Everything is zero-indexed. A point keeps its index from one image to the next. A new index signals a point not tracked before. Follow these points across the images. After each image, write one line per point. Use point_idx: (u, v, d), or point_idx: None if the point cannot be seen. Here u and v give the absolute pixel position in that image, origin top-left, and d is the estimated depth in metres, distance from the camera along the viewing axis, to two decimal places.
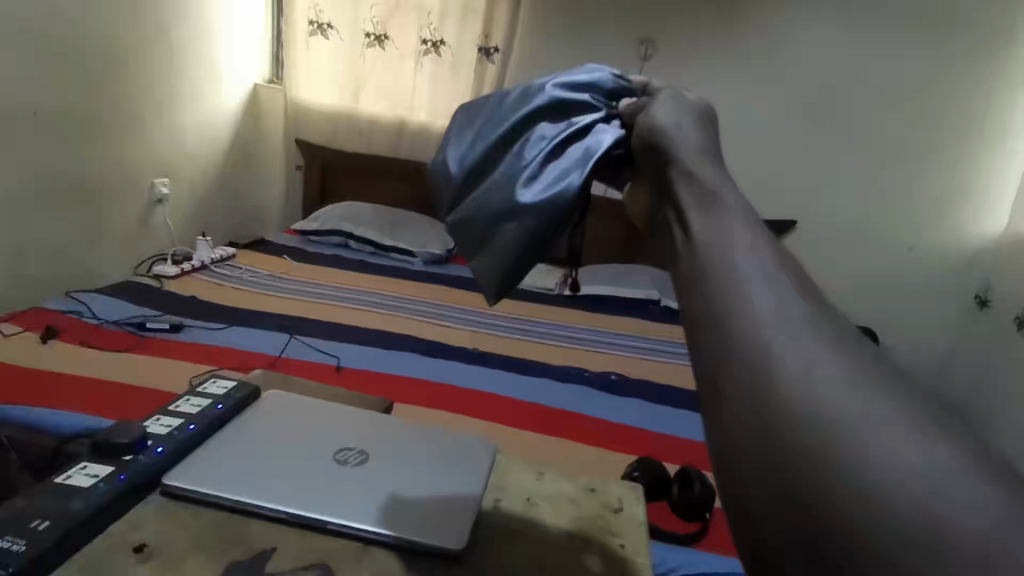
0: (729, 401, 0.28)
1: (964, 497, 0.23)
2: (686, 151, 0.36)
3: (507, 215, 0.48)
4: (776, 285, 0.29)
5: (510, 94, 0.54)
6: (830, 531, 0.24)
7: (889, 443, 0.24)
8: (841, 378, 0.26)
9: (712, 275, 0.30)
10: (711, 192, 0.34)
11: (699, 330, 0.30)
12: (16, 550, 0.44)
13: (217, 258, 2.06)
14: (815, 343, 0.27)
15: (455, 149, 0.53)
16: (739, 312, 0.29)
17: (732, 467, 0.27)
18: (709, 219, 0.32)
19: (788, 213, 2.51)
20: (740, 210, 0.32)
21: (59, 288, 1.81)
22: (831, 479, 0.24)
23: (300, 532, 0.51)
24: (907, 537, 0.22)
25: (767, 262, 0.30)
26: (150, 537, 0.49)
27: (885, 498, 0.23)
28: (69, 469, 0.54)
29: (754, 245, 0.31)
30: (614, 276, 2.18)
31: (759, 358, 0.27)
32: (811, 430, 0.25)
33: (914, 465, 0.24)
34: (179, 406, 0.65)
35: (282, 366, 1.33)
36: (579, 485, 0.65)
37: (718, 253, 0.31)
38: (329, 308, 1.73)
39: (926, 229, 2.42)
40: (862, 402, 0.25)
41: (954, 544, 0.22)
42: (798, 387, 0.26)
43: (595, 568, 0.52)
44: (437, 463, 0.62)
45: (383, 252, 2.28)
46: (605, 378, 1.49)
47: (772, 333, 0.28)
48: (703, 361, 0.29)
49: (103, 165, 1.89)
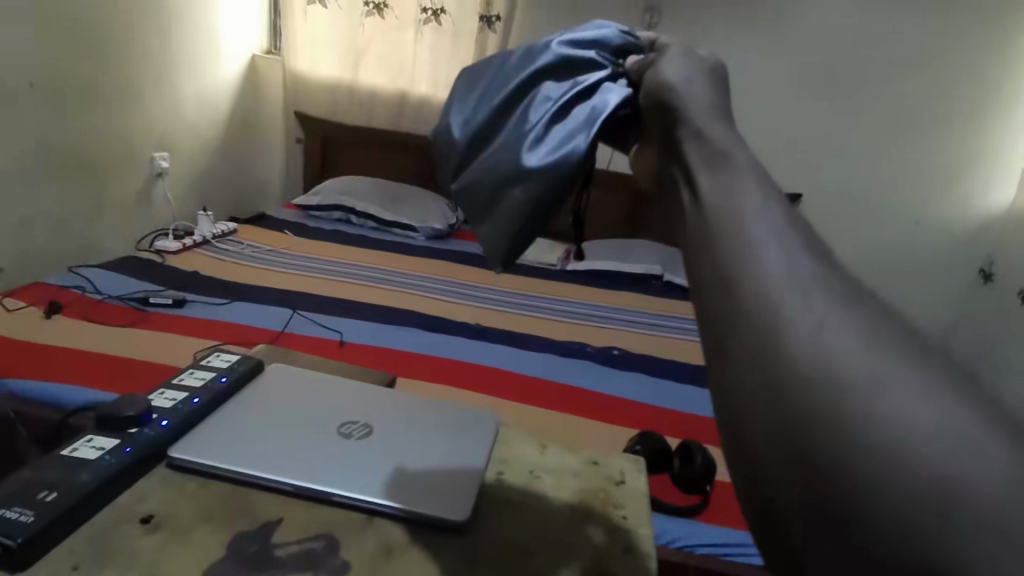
0: (736, 365, 0.27)
1: (977, 460, 0.23)
2: (696, 110, 0.35)
3: (512, 180, 0.48)
4: (788, 246, 0.29)
5: (514, 55, 0.53)
6: (839, 493, 0.24)
7: (901, 406, 0.24)
8: (852, 339, 0.26)
9: (722, 235, 0.30)
10: (720, 151, 0.33)
11: (708, 293, 0.29)
12: (24, 521, 0.44)
13: (218, 233, 2.05)
14: (827, 302, 0.27)
15: (459, 113, 0.52)
16: (749, 275, 0.28)
17: (740, 429, 0.27)
18: (719, 178, 0.32)
19: (794, 186, 2.48)
20: (752, 169, 0.32)
21: (61, 262, 1.81)
22: (842, 442, 0.24)
23: (305, 504, 0.52)
24: (917, 498, 0.23)
25: (777, 222, 0.30)
26: (157, 508, 0.49)
27: (898, 461, 0.23)
28: (75, 441, 0.54)
29: (764, 204, 0.30)
30: (617, 250, 2.17)
31: (768, 318, 0.27)
32: (822, 392, 0.25)
33: (925, 426, 0.24)
34: (183, 379, 0.65)
35: (285, 341, 1.33)
36: (581, 458, 0.65)
37: (728, 212, 0.30)
38: (332, 284, 1.72)
39: (933, 204, 2.40)
40: (873, 365, 0.25)
41: (966, 508, 0.22)
42: (807, 348, 0.26)
43: (597, 538, 0.53)
44: (445, 433, 0.62)
45: (384, 227, 2.27)
46: (608, 353, 1.50)
47: (783, 296, 0.27)
48: (712, 325, 0.29)
49: (104, 138, 1.88)
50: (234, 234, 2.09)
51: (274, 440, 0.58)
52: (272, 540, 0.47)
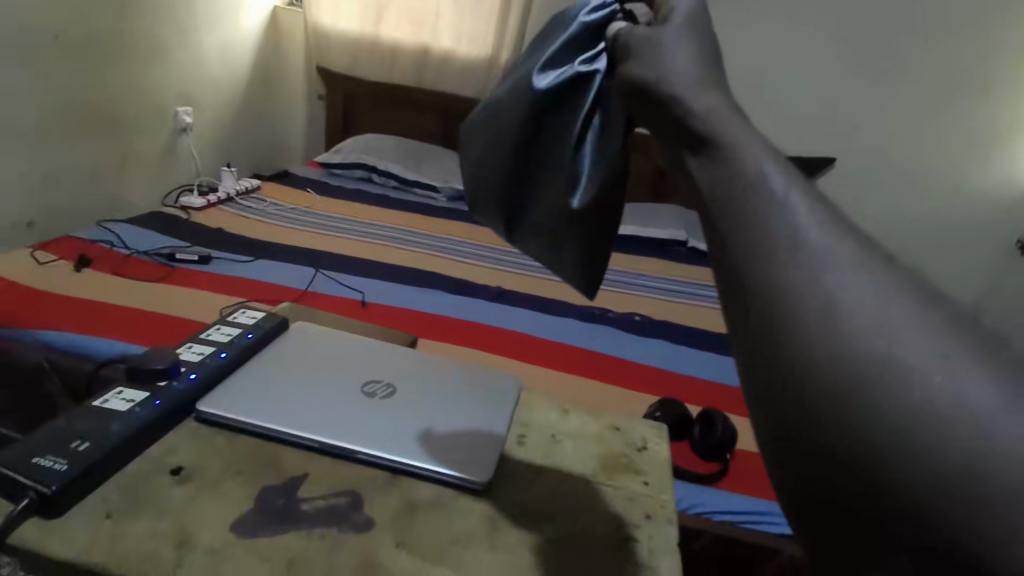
0: (756, 347, 0.27)
1: (1008, 433, 0.22)
2: (684, 84, 0.33)
3: (568, 223, 0.54)
4: (800, 217, 0.27)
5: (504, 99, 0.56)
6: (865, 466, 0.24)
7: (926, 369, 0.24)
8: (868, 302, 0.25)
9: (728, 213, 0.29)
10: (709, 127, 0.31)
11: (725, 274, 0.29)
12: (59, 468, 0.45)
13: (242, 190, 2.06)
14: (844, 276, 0.26)
15: (487, 168, 0.56)
16: (758, 252, 0.27)
17: (762, 407, 0.27)
18: (711, 165, 0.30)
19: (826, 151, 2.39)
20: (750, 136, 0.30)
21: (88, 215, 1.83)
22: (858, 422, 0.24)
23: (330, 460, 0.53)
24: (944, 478, 0.22)
25: (778, 195, 0.28)
26: (186, 460, 0.50)
27: (924, 444, 0.23)
28: (106, 393, 0.55)
29: (765, 166, 0.29)
30: (640, 215, 2.13)
31: (779, 294, 0.26)
32: (838, 367, 0.25)
33: (952, 404, 0.23)
34: (210, 334, 0.66)
35: (308, 300, 1.34)
36: (604, 424, 0.65)
37: (731, 188, 0.29)
38: (355, 244, 1.73)
39: (973, 172, 2.31)
40: (892, 341, 0.24)
41: (1002, 466, 0.22)
42: (822, 326, 0.25)
43: (618, 504, 0.53)
44: (462, 393, 0.63)
45: (406, 187, 2.25)
46: (629, 319, 1.49)
47: (797, 277, 0.26)
48: (731, 309, 0.29)
49: (127, 90, 1.87)
50: (257, 192, 2.09)
51: (294, 396, 0.58)
52: (298, 495, 0.48)
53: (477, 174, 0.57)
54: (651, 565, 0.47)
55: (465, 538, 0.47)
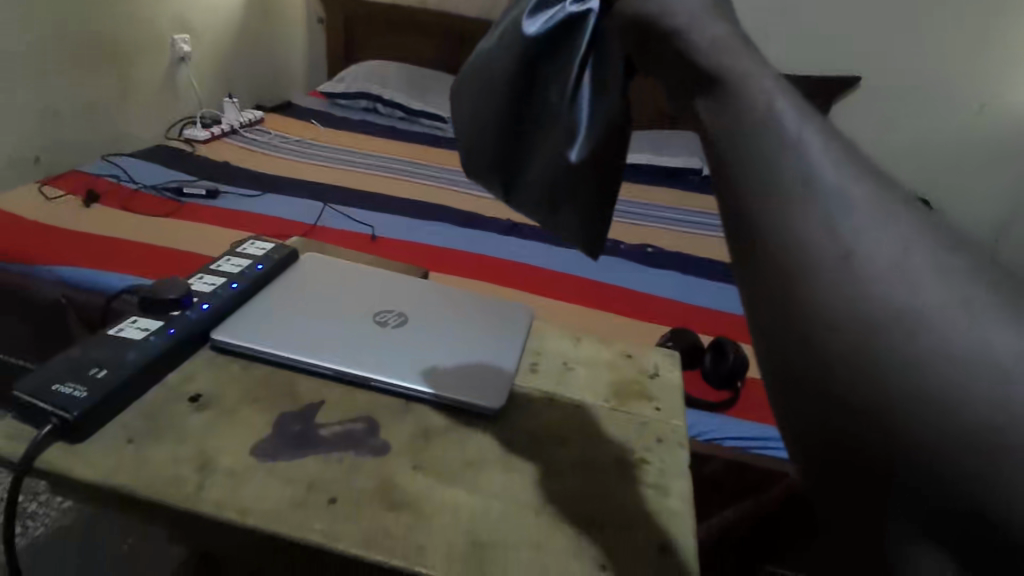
0: (766, 295, 0.26)
1: None
2: (688, 14, 0.31)
3: (565, 182, 0.43)
4: (817, 156, 0.26)
5: (492, 45, 0.45)
6: (876, 414, 0.24)
7: (943, 312, 0.23)
8: (886, 244, 0.25)
9: (739, 156, 0.28)
10: (717, 61, 0.29)
11: (736, 219, 0.28)
12: (80, 395, 0.46)
13: (246, 121, 2.02)
14: (867, 219, 0.25)
15: (475, 127, 0.46)
16: (773, 194, 0.27)
17: (771, 354, 0.27)
18: (717, 104, 0.29)
19: (848, 72, 2.29)
20: (762, 71, 0.29)
21: (93, 150, 1.81)
22: (872, 373, 0.24)
23: (344, 387, 0.53)
24: (964, 430, 0.22)
25: (790, 136, 0.27)
26: (205, 388, 0.51)
27: (943, 398, 0.23)
28: (121, 322, 0.55)
29: (776, 101, 0.28)
30: (653, 144, 2.07)
31: (793, 240, 0.26)
32: (853, 312, 0.24)
33: (972, 356, 0.23)
34: (220, 265, 0.65)
35: (317, 234, 1.33)
36: (616, 351, 0.65)
37: (739, 127, 0.28)
38: (363, 177, 1.70)
39: (1002, 92, 2.21)
40: (914, 292, 0.24)
41: (1014, 407, 0.22)
42: (840, 270, 0.25)
43: (630, 430, 0.53)
44: (474, 322, 0.63)
45: (412, 117, 2.18)
46: (640, 251, 1.47)
47: (810, 224, 0.26)
48: (741, 255, 0.28)
49: (123, 18, 1.81)
50: (261, 124, 2.05)
51: (305, 325, 0.58)
52: (315, 421, 0.49)
53: (466, 129, 0.47)
54: (660, 485, 0.48)
55: (478, 461, 0.48)
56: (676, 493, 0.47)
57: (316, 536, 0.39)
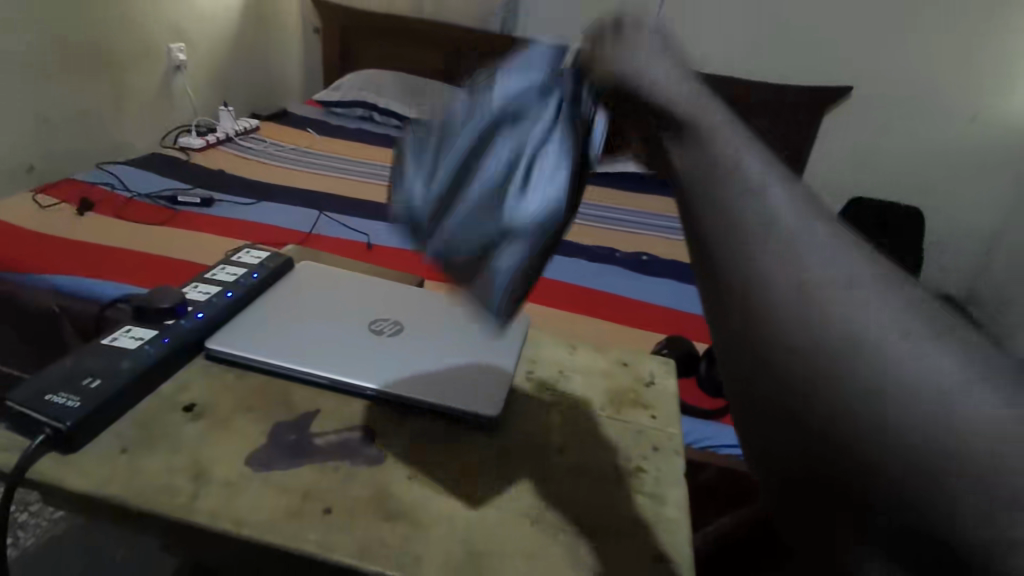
0: (733, 326, 0.28)
1: (983, 423, 0.23)
2: (642, 62, 0.32)
3: (497, 244, 0.35)
4: (773, 198, 0.28)
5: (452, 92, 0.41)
6: (832, 437, 0.25)
7: (893, 343, 0.24)
8: (841, 280, 0.26)
9: (699, 199, 0.29)
10: (673, 106, 0.31)
11: (703, 254, 0.29)
12: (73, 405, 0.45)
13: (241, 130, 2.02)
14: (820, 257, 0.26)
15: (410, 179, 0.39)
16: (730, 234, 0.28)
17: (740, 381, 0.28)
18: (675, 148, 0.31)
19: (841, 82, 2.32)
20: (719, 116, 0.31)
21: (88, 158, 1.81)
22: (830, 401, 0.25)
23: (338, 397, 0.53)
24: (916, 458, 0.23)
25: (748, 180, 0.28)
26: (199, 398, 0.51)
27: (896, 427, 0.24)
28: (114, 332, 0.55)
29: (734, 146, 0.29)
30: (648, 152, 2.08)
31: (751, 274, 0.27)
32: (809, 342, 0.25)
33: (924, 387, 0.24)
34: (215, 274, 0.65)
35: (313, 242, 1.33)
36: (612, 359, 0.65)
37: (699, 169, 0.30)
38: (358, 185, 1.70)
39: (992, 102, 2.24)
40: (867, 326, 0.25)
41: (966, 435, 0.23)
42: (793, 303, 0.26)
43: (627, 439, 0.53)
44: (470, 331, 0.63)
45: (409, 127, 2.19)
46: (636, 259, 1.48)
47: (767, 261, 0.27)
48: (709, 288, 0.29)
49: (119, 26, 1.81)
50: (256, 132, 2.05)
51: (300, 336, 0.58)
52: (309, 430, 0.49)
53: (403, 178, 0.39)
54: (657, 494, 0.48)
55: (473, 471, 0.47)
56: (672, 502, 0.47)
57: (310, 547, 0.39)
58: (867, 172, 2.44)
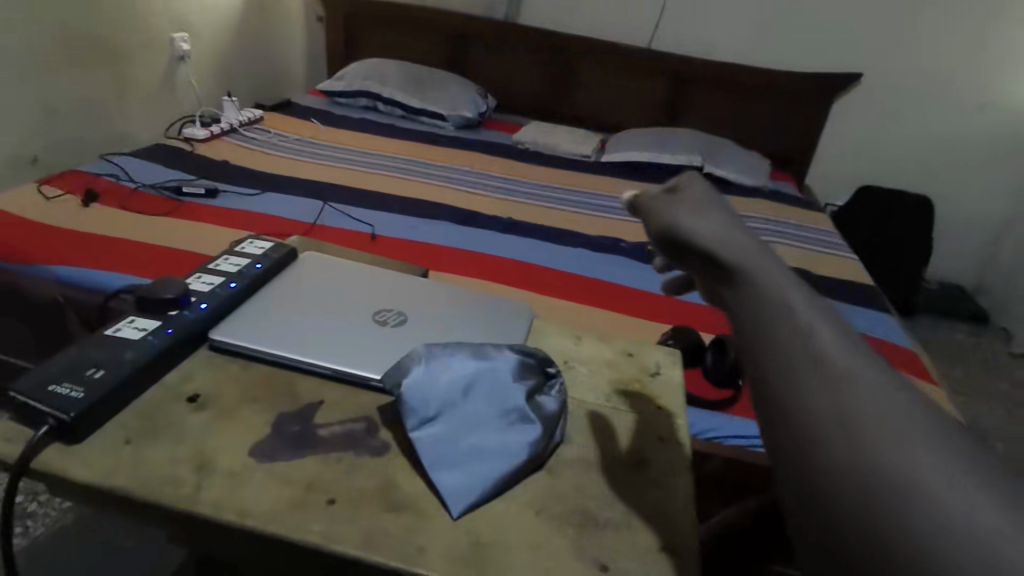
0: (781, 433, 0.36)
1: (980, 515, 0.30)
2: (716, 234, 0.44)
3: None
4: (815, 337, 0.37)
5: None
6: (868, 532, 0.32)
7: (911, 451, 0.33)
8: (868, 402, 0.35)
9: (759, 335, 0.39)
10: (740, 265, 0.42)
11: (760, 376, 0.38)
12: (76, 395, 0.45)
13: (245, 120, 2.01)
14: (854, 384, 0.35)
15: None
16: (784, 361, 0.37)
17: (784, 478, 0.36)
18: (741, 295, 0.41)
19: (850, 68, 2.29)
20: (776, 276, 0.41)
21: (91, 149, 1.81)
22: (858, 492, 0.32)
23: (343, 387, 0.53)
24: (929, 542, 0.30)
25: (796, 324, 0.38)
26: (203, 389, 0.51)
27: (913, 516, 0.31)
28: (118, 322, 0.55)
29: (788, 298, 0.39)
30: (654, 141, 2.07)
31: (800, 393, 0.36)
32: (844, 445, 0.34)
33: (934, 484, 0.31)
34: (219, 264, 0.65)
35: (317, 233, 1.33)
36: (617, 349, 0.65)
37: (761, 312, 0.39)
38: (362, 175, 1.69)
39: (1002, 88, 2.21)
40: (889, 437, 0.33)
41: (969, 527, 0.30)
42: (843, 421, 0.34)
43: (634, 429, 0.53)
44: (474, 322, 0.62)
45: (413, 116, 2.20)
46: (641, 249, 1.47)
47: (812, 385, 0.36)
48: (762, 402, 0.38)
49: (123, 16, 1.81)
50: (260, 122, 2.05)
51: (304, 327, 0.58)
52: (314, 421, 0.49)
53: None
54: (662, 485, 0.48)
55: None
56: (679, 494, 0.47)
57: (314, 537, 0.39)
58: (876, 161, 2.41)
